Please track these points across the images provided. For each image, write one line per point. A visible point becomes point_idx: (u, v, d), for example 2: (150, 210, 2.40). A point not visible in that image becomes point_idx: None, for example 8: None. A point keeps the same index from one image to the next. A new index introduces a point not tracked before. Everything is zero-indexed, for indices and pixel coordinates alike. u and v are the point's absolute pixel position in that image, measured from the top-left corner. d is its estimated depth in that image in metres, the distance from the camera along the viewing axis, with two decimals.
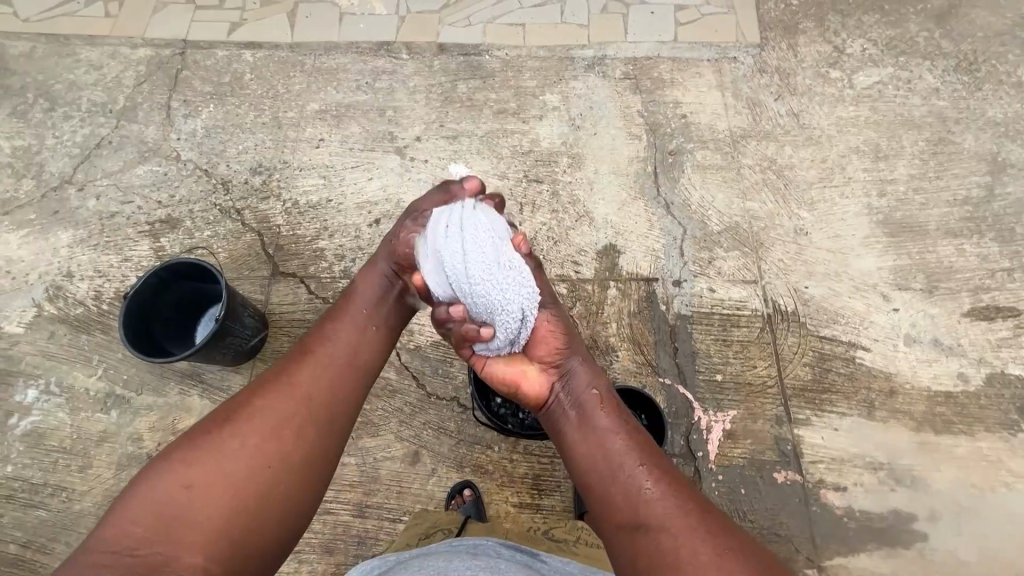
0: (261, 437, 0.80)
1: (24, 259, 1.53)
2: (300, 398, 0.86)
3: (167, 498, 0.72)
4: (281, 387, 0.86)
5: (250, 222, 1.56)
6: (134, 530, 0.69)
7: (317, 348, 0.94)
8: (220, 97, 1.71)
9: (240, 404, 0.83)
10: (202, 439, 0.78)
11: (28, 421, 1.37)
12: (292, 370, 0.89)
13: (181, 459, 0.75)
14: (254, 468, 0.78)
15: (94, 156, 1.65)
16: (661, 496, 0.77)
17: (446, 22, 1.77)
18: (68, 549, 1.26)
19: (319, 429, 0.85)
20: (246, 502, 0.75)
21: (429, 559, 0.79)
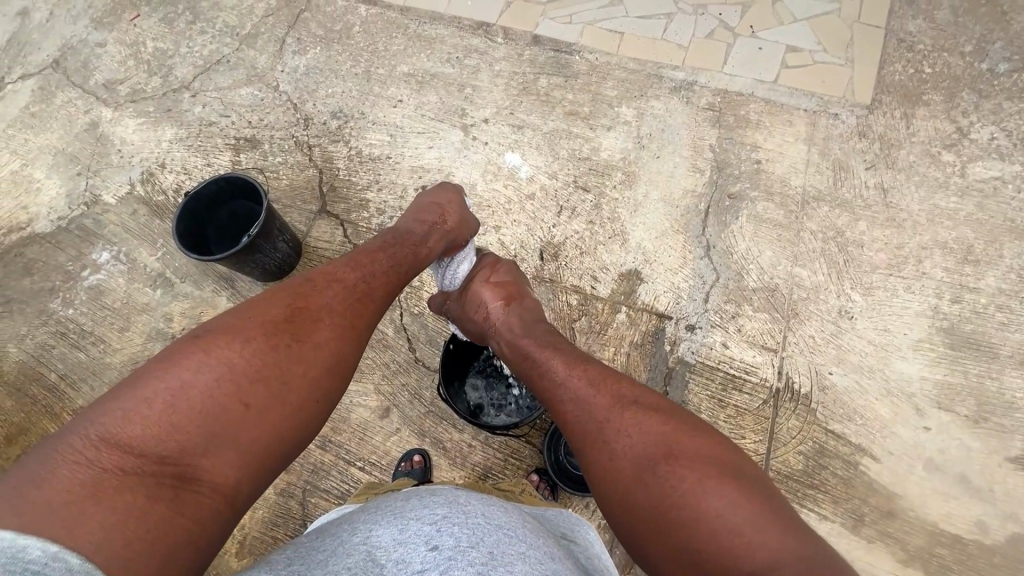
0: (298, 361, 0.83)
1: (134, 144, 1.77)
2: (336, 326, 0.90)
3: (204, 404, 0.74)
4: (320, 313, 0.89)
5: (316, 159, 1.69)
6: (165, 434, 0.70)
7: (353, 286, 0.97)
8: (327, 42, 1.86)
9: (281, 326, 0.85)
10: (242, 353, 0.79)
11: (95, 277, 1.60)
12: (331, 305, 0.92)
13: (219, 369, 0.76)
14: (287, 382, 0.81)
15: (212, 70, 1.85)
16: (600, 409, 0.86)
17: (548, 16, 1.79)
18: (92, 392, 1.47)
19: (349, 350, 0.90)
20: (277, 414, 0.79)
21: (388, 500, 0.76)
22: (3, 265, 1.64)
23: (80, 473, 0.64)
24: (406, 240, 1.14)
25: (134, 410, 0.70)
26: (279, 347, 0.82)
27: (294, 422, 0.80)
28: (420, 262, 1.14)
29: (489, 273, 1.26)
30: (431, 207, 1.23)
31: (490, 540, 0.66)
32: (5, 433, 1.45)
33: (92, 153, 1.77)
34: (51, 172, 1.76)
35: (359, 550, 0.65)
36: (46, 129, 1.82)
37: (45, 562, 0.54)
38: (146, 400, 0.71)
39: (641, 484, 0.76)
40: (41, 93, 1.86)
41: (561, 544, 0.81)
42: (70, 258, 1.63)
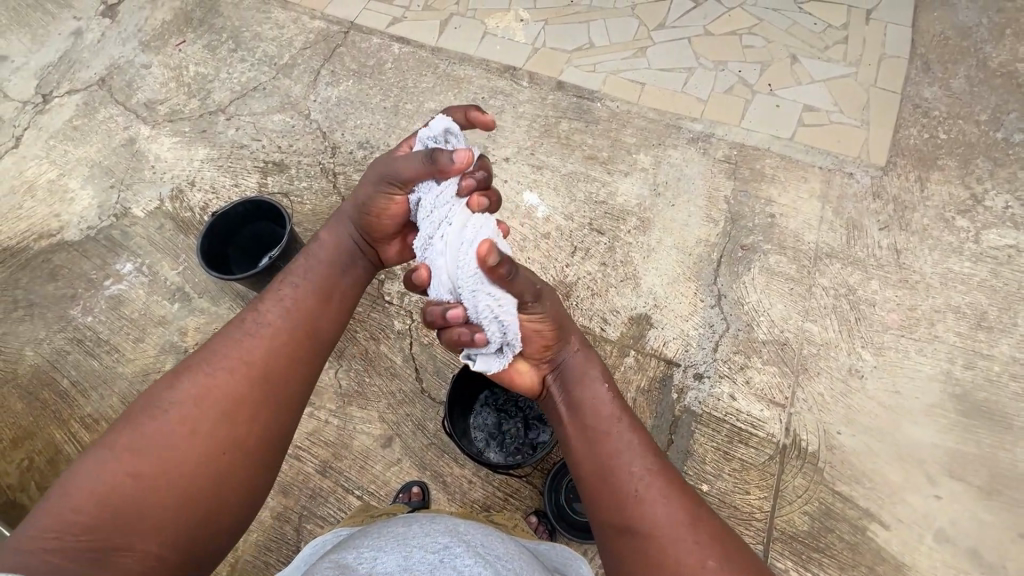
0: (218, 414, 0.82)
1: (167, 161, 1.84)
2: (246, 371, 0.87)
3: (110, 481, 0.71)
4: (216, 365, 0.86)
5: (340, 186, 1.75)
6: (79, 514, 0.68)
7: (254, 323, 0.94)
8: (360, 75, 1.94)
9: (191, 382, 0.83)
10: (153, 418, 0.78)
11: (116, 287, 1.64)
12: (248, 346, 0.90)
13: (115, 447, 0.75)
14: (200, 440, 0.79)
15: (248, 96, 1.94)
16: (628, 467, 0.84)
17: (572, 63, 1.86)
18: (101, 401, 1.49)
19: (274, 386, 0.89)
20: (191, 475, 0.77)
21: (390, 524, 0.76)
22: (31, 270, 1.69)
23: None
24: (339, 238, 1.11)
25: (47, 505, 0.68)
26: (172, 412, 0.80)
27: (223, 478, 0.80)
28: (361, 257, 1.11)
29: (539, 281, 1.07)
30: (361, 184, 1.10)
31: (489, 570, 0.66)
32: (11, 436, 1.46)
33: (127, 167, 1.84)
34: (86, 183, 1.83)
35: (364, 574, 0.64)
36: (86, 143, 1.90)
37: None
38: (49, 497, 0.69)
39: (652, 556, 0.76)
40: (85, 108, 1.95)
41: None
42: (94, 267, 1.67)
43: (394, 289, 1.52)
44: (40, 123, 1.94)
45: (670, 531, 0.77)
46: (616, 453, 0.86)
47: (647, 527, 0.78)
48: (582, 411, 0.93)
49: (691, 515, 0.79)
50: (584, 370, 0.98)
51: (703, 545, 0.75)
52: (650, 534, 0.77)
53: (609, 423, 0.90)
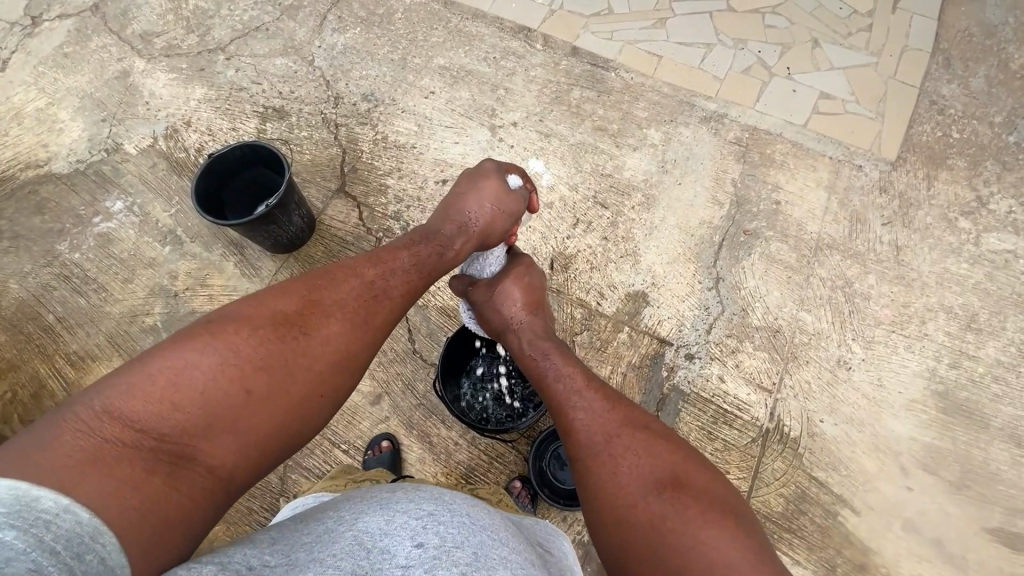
0: (326, 362, 0.80)
1: (162, 98, 1.77)
2: (360, 328, 0.85)
3: (213, 391, 0.69)
4: (338, 311, 0.84)
5: (341, 138, 1.70)
6: (168, 413, 0.66)
7: (378, 283, 0.92)
8: (368, 24, 1.87)
9: (312, 319, 0.81)
10: (270, 341, 0.76)
11: (106, 224, 1.60)
12: (366, 302, 0.88)
13: (230, 353, 0.72)
14: (303, 380, 0.77)
15: (249, 36, 1.86)
16: (594, 416, 0.90)
17: (589, 29, 1.81)
18: (87, 338, 1.46)
19: (372, 351, 0.87)
20: (282, 414, 0.74)
21: (374, 490, 0.75)
22: (17, 200, 1.63)
23: (76, 440, 0.60)
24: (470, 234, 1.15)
25: (142, 385, 0.66)
26: (288, 342, 0.77)
27: (304, 423, 0.77)
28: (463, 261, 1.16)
29: (523, 275, 1.25)
30: (490, 196, 1.20)
31: (475, 541, 0.65)
32: None
33: (119, 101, 1.77)
34: (76, 115, 1.76)
35: (344, 536, 0.64)
36: (77, 72, 1.82)
37: (56, 512, 0.53)
38: (150, 372, 0.67)
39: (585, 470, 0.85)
40: (77, 34, 1.86)
41: (536, 550, 0.80)
42: (83, 203, 1.63)
43: None
44: (29, 47, 1.85)
45: (602, 447, 0.85)
46: (556, 396, 0.96)
47: (589, 450, 0.86)
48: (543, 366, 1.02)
49: (625, 431, 0.87)
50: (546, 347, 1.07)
51: (638, 457, 0.82)
52: (586, 455, 0.86)
53: (547, 372, 1.00)
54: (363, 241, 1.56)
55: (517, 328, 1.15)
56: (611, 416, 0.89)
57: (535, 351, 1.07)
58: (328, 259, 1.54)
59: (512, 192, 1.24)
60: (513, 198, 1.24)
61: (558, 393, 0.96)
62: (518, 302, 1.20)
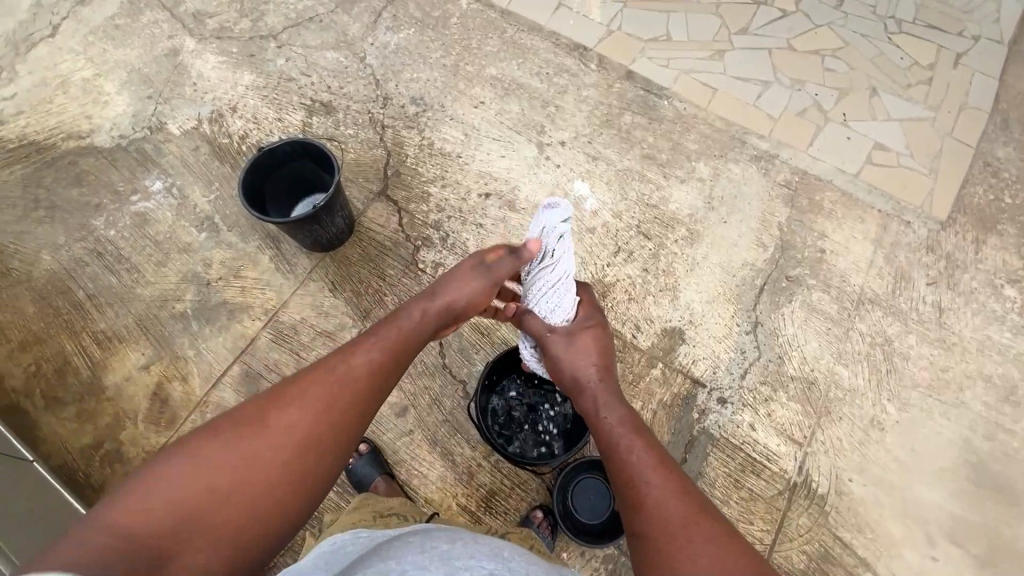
0: (317, 437, 0.76)
1: (210, 80, 1.76)
2: (349, 399, 0.81)
3: (202, 486, 0.65)
4: (326, 387, 0.80)
5: (387, 140, 1.68)
6: (156, 514, 0.61)
7: (366, 354, 0.87)
8: (422, 26, 1.86)
9: (299, 397, 0.78)
10: (256, 428, 0.72)
11: (143, 204, 1.58)
12: (356, 372, 0.84)
13: (218, 451, 0.69)
14: (293, 462, 0.73)
15: (302, 26, 1.85)
16: (667, 500, 0.84)
17: (645, 54, 1.80)
18: (114, 318, 1.45)
19: (355, 424, 0.81)
20: (276, 497, 0.70)
21: (427, 540, 0.75)
22: (56, 170, 1.62)
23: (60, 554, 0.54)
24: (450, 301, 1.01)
25: (129, 493, 0.62)
26: (275, 427, 0.74)
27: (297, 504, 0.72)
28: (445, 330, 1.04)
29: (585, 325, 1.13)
30: (468, 266, 1.04)
31: None
32: (20, 339, 1.43)
33: (166, 79, 1.76)
34: (123, 89, 1.74)
35: None
36: (127, 45, 1.80)
37: None
38: (138, 481, 0.63)
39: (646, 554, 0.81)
40: (130, 7, 1.85)
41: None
42: (123, 180, 1.61)
43: (429, 257, 1.53)
44: (80, 15, 1.83)
45: (666, 528, 0.81)
46: (626, 467, 0.91)
47: (649, 531, 0.82)
48: (612, 436, 0.97)
49: (699, 517, 0.82)
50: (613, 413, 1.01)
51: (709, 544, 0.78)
52: (651, 538, 0.82)
53: (619, 441, 0.95)
54: (401, 247, 1.54)
55: (590, 387, 1.07)
56: (684, 503, 0.84)
57: (611, 416, 1.00)
58: (364, 261, 1.52)
59: (503, 260, 1.04)
60: (504, 266, 1.04)
61: (628, 464, 0.91)
62: (594, 357, 1.10)
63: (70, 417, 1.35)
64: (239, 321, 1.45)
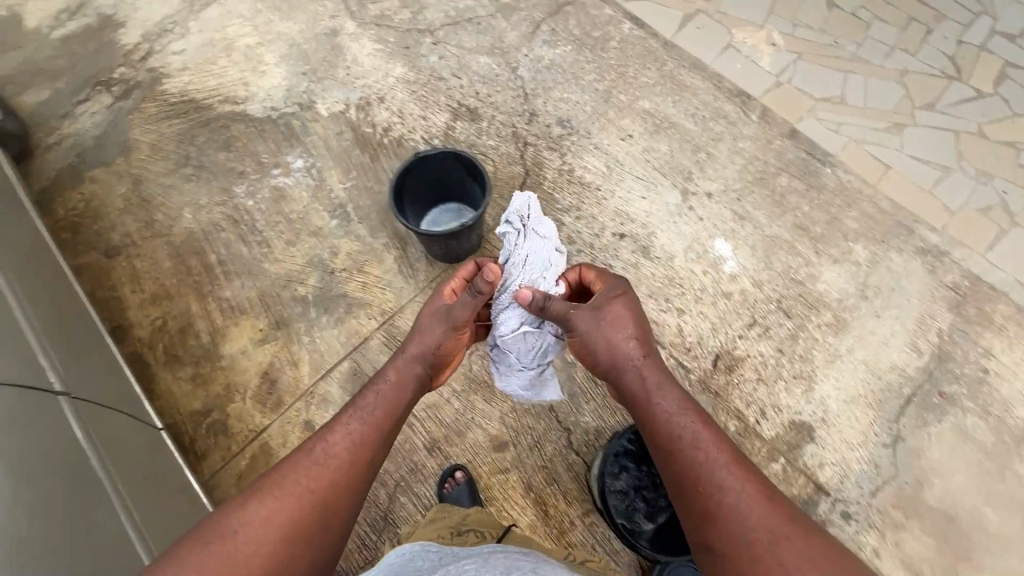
0: (289, 517, 0.82)
1: (364, 66, 1.76)
2: (318, 477, 0.86)
3: None
4: (298, 471, 0.87)
5: (527, 158, 1.63)
6: None
7: (336, 434, 0.92)
8: (580, 45, 1.79)
9: (269, 490, 0.85)
10: (229, 528, 0.80)
11: (282, 180, 1.60)
12: (325, 450, 0.90)
13: (198, 561, 0.77)
14: (269, 548, 0.80)
15: (460, 26, 1.82)
16: (733, 497, 0.83)
17: (814, 114, 1.66)
18: (240, 289, 1.47)
19: (342, 497, 0.87)
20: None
21: None
22: (208, 131, 1.67)
23: None
24: (415, 357, 1.01)
25: None
26: (250, 521, 0.81)
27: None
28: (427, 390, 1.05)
29: (604, 309, 1.01)
30: (428, 315, 1.04)
31: None
32: (152, 291, 1.48)
33: (323, 59, 1.78)
34: (281, 61, 1.77)
35: None
36: (291, 18, 1.83)
37: None
38: None
39: (729, 571, 0.80)
40: None
41: None
42: (267, 152, 1.64)
43: None
44: None
45: (752, 548, 0.79)
46: (693, 463, 0.88)
47: (730, 546, 0.81)
48: (667, 425, 0.92)
49: (788, 527, 0.81)
50: (667, 394, 0.95)
51: (804, 561, 0.77)
52: (734, 555, 0.80)
53: (684, 434, 0.90)
54: None
55: (636, 368, 0.97)
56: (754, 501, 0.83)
57: (666, 400, 0.94)
58: None
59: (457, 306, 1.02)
60: (461, 313, 1.02)
61: (689, 459, 0.88)
62: (634, 335, 0.99)
63: (186, 378, 1.39)
64: (355, 317, 1.44)
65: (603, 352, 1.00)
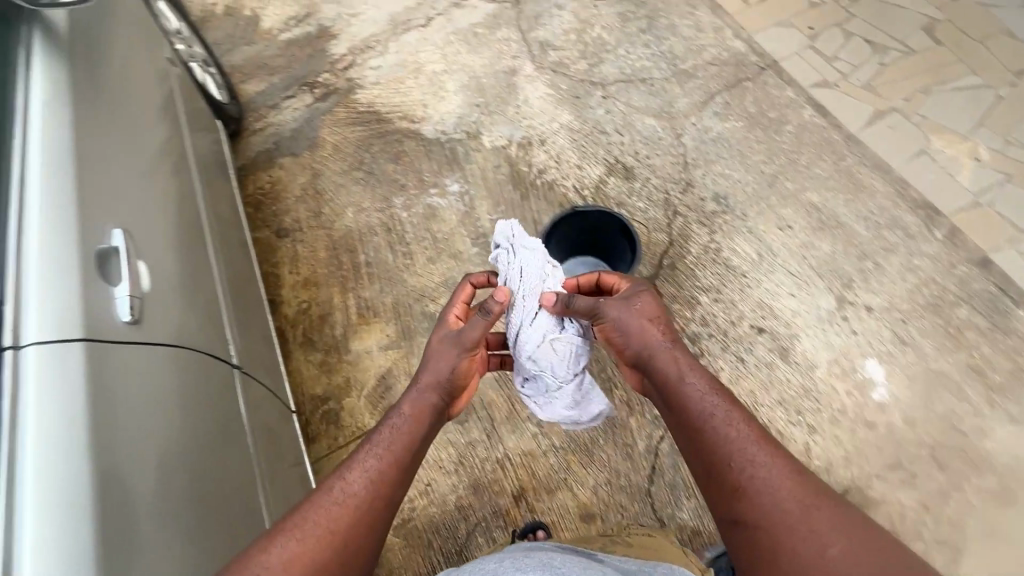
0: (320, 547, 0.80)
1: (533, 108, 1.84)
2: (343, 506, 0.84)
3: None
4: (319, 506, 0.83)
5: (674, 227, 1.59)
6: None
7: (353, 467, 0.89)
8: (753, 123, 1.73)
9: (284, 529, 0.80)
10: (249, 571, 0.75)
11: (437, 200, 1.71)
12: (343, 482, 0.87)
13: None
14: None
15: (633, 84, 1.85)
16: (751, 459, 0.83)
17: (1014, 247, 1.47)
18: (377, 292, 1.58)
19: (371, 516, 0.85)
20: None
21: None
22: (383, 143, 1.83)
23: None
24: (429, 387, 1.01)
25: None
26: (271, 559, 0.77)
27: None
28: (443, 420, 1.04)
29: (628, 300, 1.03)
30: (437, 342, 1.05)
31: None
32: (305, 276, 1.63)
33: (497, 94, 1.88)
34: (459, 90, 1.90)
35: None
36: (477, 53, 1.97)
37: None
38: None
39: (761, 543, 0.78)
40: (492, 19, 2.02)
41: None
42: (429, 171, 1.76)
43: None
44: (452, 15, 2.04)
45: (784, 520, 0.77)
46: (714, 437, 0.87)
47: (762, 520, 0.79)
48: (689, 404, 0.92)
49: (817, 500, 0.79)
50: (687, 371, 0.95)
51: (838, 532, 0.75)
52: (765, 527, 0.78)
53: (706, 410, 0.89)
54: None
55: (669, 352, 0.97)
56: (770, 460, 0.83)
57: (689, 379, 0.94)
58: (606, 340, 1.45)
59: (463, 334, 1.03)
60: (468, 339, 1.03)
61: (709, 431, 0.88)
62: (662, 323, 1.01)
63: (315, 363, 1.52)
64: None
65: (631, 336, 0.99)
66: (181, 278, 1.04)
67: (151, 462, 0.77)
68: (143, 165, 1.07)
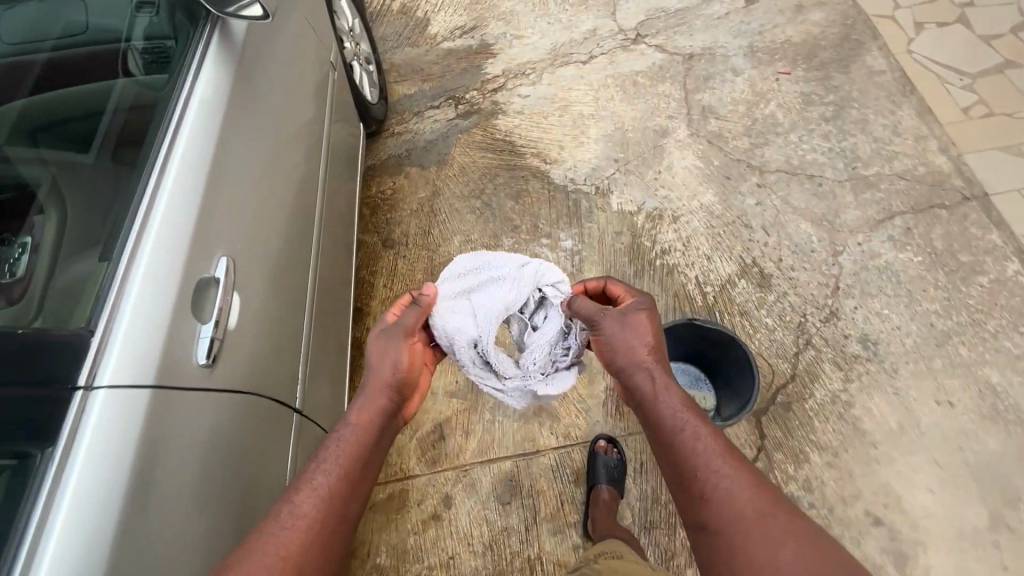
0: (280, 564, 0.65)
1: (675, 178, 1.68)
2: (304, 513, 0.70)
3: None
4: (274, 516, 0.69)
5: (802, 360, 1.36)
6: None
7: (312, 473, 0.75)
8: (936, 261, 1.44)
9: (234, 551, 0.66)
10: None
11: (545, 252, 1.61)
12: (300, 487, 0.73)
13: None
14: None
15: (797, 178, 1.62)
16: (713, 474, 0.71)
17: None
18: None
19: (334, 520, 0.72)
20: None
21: None
22: (509, 176, 1.76)
23: None
24: (375, 388, 0.87)
25: None
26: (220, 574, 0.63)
27: None
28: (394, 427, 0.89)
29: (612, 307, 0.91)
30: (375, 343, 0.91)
31: None
32: (396, 295, 1.62)
33: (640, 153, 1.74)
34: (601, 138, 1.79)
35: None
36: (631, 103, 1.84)
37: None
38: None
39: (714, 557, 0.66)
40: (657, 70, 1.88)
41: None
42: (546, 218, 1.67)
43: None
44: (616, 58, 1.93)
45: (737, 531, 0.65)
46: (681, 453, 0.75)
47: (716, 535, 0.67)
48: (661, 424, 0.79)
49: (778, 510, 0.66)
50: (659, 381, 0.83)
51: (795, 545, 0.62)
52: (717, 539, 0.67)
53: (679, 429, 0.77)
54: None
55: (648, 366, 0.83)
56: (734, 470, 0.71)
57: (664, 398, 0.81)
58: None
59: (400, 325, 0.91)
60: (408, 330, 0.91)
61: (679, 449, 0.75)
62: (648, 333, 0.86)
63: None
64: (539, 423, 1.37)
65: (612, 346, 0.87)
66: (274, 269, 1.00)
67: (179, 506, 0.69)
68: (265, 147, 1.03)
